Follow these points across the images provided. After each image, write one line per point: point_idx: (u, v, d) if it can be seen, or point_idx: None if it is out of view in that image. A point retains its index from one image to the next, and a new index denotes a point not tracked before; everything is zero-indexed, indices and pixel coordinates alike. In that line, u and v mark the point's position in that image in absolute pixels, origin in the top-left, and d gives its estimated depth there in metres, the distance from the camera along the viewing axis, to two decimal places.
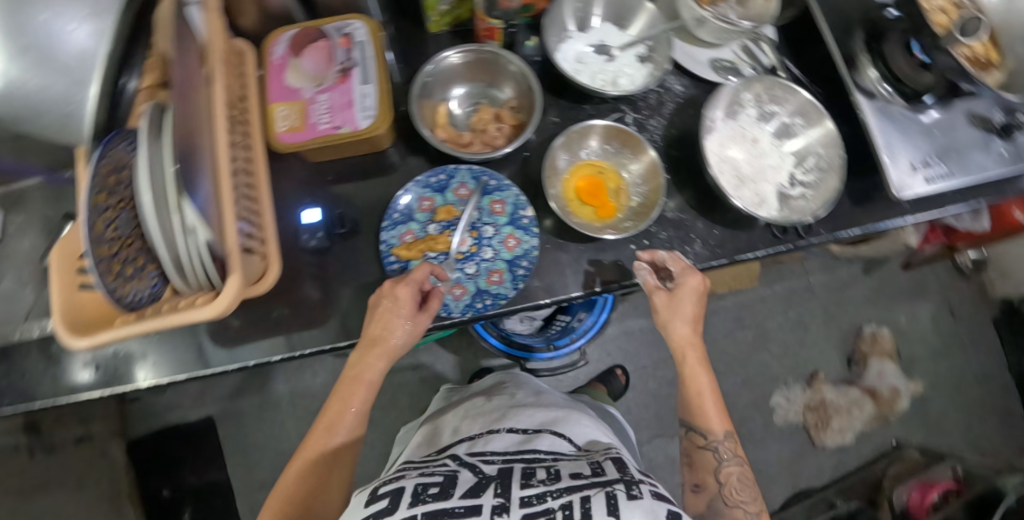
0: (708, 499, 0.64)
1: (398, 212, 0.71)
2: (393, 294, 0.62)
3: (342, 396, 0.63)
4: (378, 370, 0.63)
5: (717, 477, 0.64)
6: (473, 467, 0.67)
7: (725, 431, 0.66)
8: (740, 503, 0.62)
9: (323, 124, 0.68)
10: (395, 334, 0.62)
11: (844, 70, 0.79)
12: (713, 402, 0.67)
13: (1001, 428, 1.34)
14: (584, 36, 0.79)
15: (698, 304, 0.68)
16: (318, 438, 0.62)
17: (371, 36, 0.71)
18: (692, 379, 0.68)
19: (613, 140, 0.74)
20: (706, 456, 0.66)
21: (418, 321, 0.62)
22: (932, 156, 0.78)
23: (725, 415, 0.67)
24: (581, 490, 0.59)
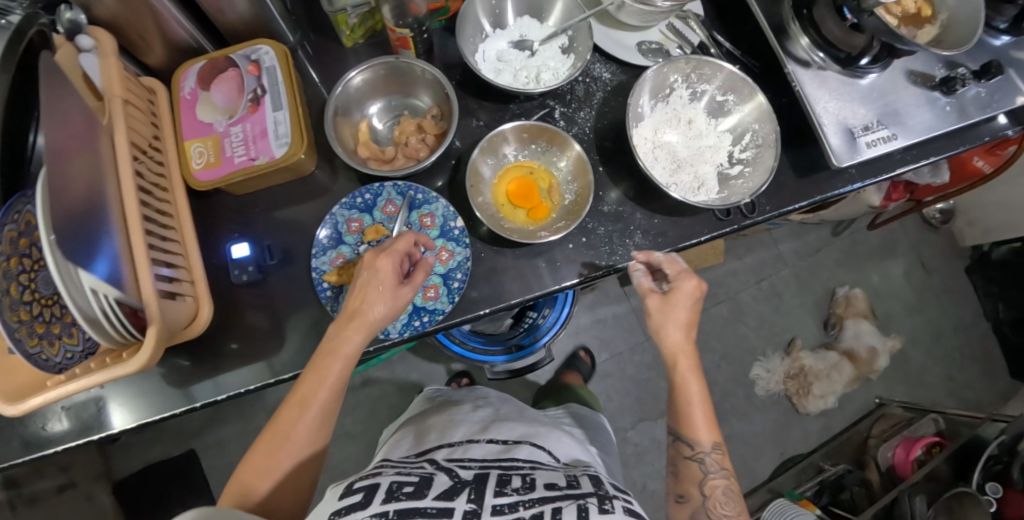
0: (691, 510, 0.63)
1: (327, 237, 0.69)
2: (373, 267, 0.59)
3: (314, 375, 0.58)
4: (356, 345, 0.58)
5: (702, 489, 0.62)
6: (450, 470, 0.59)
7: (713, 442, 0.63)
8: (723, 516, 0.61)
9: (239, 157, 0.67)
10: (374, 308, 0.58)
11: (774, 40, 0.77)
12: (702, 412, 0.64)
13: (982, 374, 1.35)
14: (504, 33, 0.78)
15: (691, 311, 0.65)
16: (289, 417, 0.57)
17: (279, 60, 0.69)
18: (682, 387, 0.64)
19: (539, 138, 0.70)
20: (692, 467, 0.63)
21: (397, 298, 0.59)
22: (874, 120, 0.76)
23: (715, 425, 0.64)
24: (552, 501, 0.53)
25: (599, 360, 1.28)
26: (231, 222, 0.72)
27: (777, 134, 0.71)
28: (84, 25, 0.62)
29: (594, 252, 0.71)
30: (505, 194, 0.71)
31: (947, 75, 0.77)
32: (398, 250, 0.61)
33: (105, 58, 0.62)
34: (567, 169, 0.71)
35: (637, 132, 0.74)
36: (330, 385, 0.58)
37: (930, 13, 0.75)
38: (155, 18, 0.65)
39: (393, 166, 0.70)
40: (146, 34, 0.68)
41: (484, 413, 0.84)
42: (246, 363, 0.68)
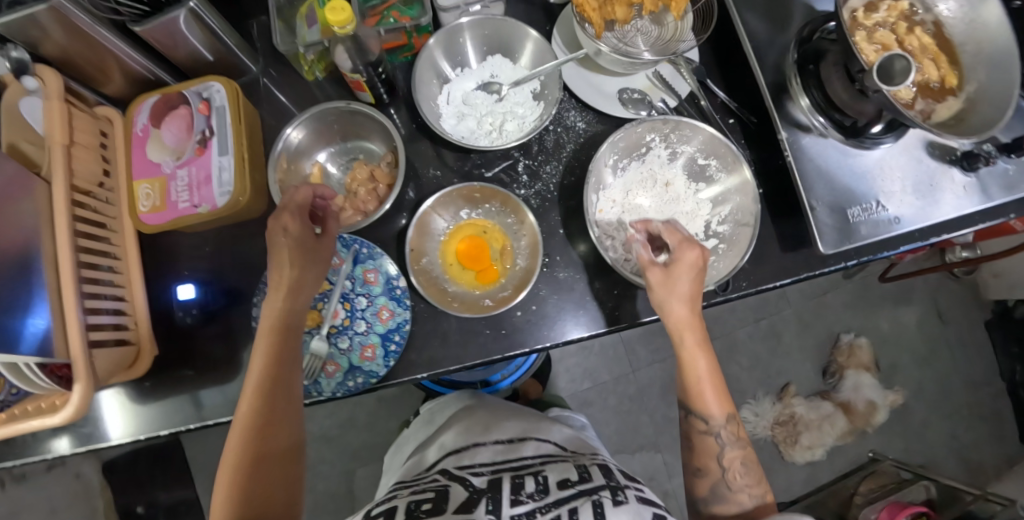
0: (710, 484, 0.58)
1: (270, 284, 0.68)
2: (282, 228, 0.59)
3: (259, 350, 0.57)
4: (296, 311, 0.59)
5: (721, 462, 0.58)
6: (463, 479, 0.60)
7: (727, 414, 0.60)
8: (743, 488, 0.58)
9: (183, 203, 0.65)
10: (303, 268, 0.59)
11: (769, 100, 0.70)
12: (713, 385, 0.61)
13: (994, 438, 1.24)
14: (472, 73, 0.72)
15: (694, 284, 0.60)
16: (253, 388, 0.56)
17: (229, 101, 0.67)
18: (690, 363, 0.61)
19: (492, 199, 0.67)
20: (708, 443, 0.59)
21: (319, 249, 0.61)
22: (872, 198, 0.68)
23: (728, 398, 0.61)
24: (568, 501, 0.54)
25: (580, 388, 1.24)
26: (181, 258, 0.71)
27: (756, 216, 0.64)
28: (32, 63, 0.60)
29: (541, 322, 0.67)
30: (455, 253, 0.69)
31: (969, 150, 0.69)
32: (302, 205, 0.60)
33: (50, 100, 0.60)
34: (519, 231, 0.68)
35: (603, 194, 0.69)
36: (269, 353, 0.57)
37: (956, 83, 0.66)
38: (107, 54, 0.64)
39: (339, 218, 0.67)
40: (101, 68, 0.66)
41: (484, 409, 0.79)
42: (184, 406, 0.68)
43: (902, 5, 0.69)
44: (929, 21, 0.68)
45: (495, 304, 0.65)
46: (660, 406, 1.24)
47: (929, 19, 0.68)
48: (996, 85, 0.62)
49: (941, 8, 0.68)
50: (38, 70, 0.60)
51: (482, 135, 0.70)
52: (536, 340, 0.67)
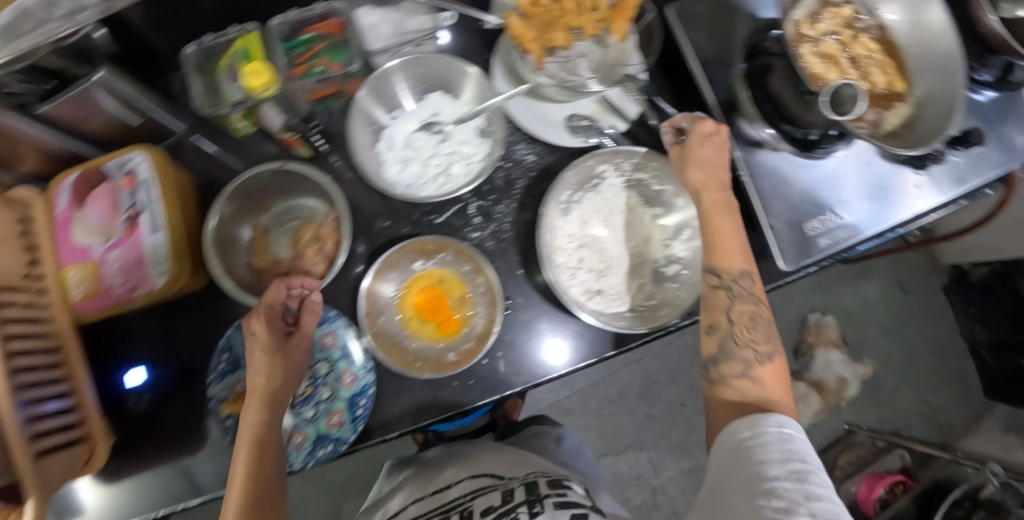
0: (718, 340, 0.56)
1: (222, 360, 0.65)
2: (252, 335, 0.56)
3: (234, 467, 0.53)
4: (275, 415, 0.57)
5: (731, 315, 0.57)
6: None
7: (741, 269, 0.58)
8: (750, 342, 0.56)
9: (118, 288, 0.62)
10: (276, 370, 0.57)
11: (719, 117, 0.70)
12: (737, 239, 0.60)
13: (957, 396, 1.29)
14: (411, 113, 0.69)
15: (715, 151, 0.62)
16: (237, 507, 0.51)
17: (155, 172, 0.63)
18: (713, 221, 0.60)
19: (444, 250, 0.65)
20: (717, 296, 0.58)
21: (292, 353, 0.59)
22: (829, 209, 0.70)
23: (747, 254, 0.60)
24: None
25: (561, 396, 1.25)
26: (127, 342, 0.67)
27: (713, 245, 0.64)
28: None
29: (508, 369, 0.65)
30: (415, 307, 0.66)
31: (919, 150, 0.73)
32: (275, 304, 0.58)
33: None
34: (473, 277, 0.66)
35: (559, 230, 0.67)
36: (245, 470, 0.53)
37: (903, 86, 0.67)
38: (17, 140, 0.59)
39: (288, 282, 0.64)
40: (9, 152, 0.61)
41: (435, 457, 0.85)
42: (151, 494, 0.65)
43: (844, 13, 0.69)
44: (873, 25, 0.69)
45: (461, 360, 0.63)
46: (640, 405, 1.27)
47: (873, 24, 0.69)
48: (941, 88, 0.63)
49: (883, 12, 0.68)
50: None
51: (428, 180, 0.67)
52: (507, 385, 0.65)
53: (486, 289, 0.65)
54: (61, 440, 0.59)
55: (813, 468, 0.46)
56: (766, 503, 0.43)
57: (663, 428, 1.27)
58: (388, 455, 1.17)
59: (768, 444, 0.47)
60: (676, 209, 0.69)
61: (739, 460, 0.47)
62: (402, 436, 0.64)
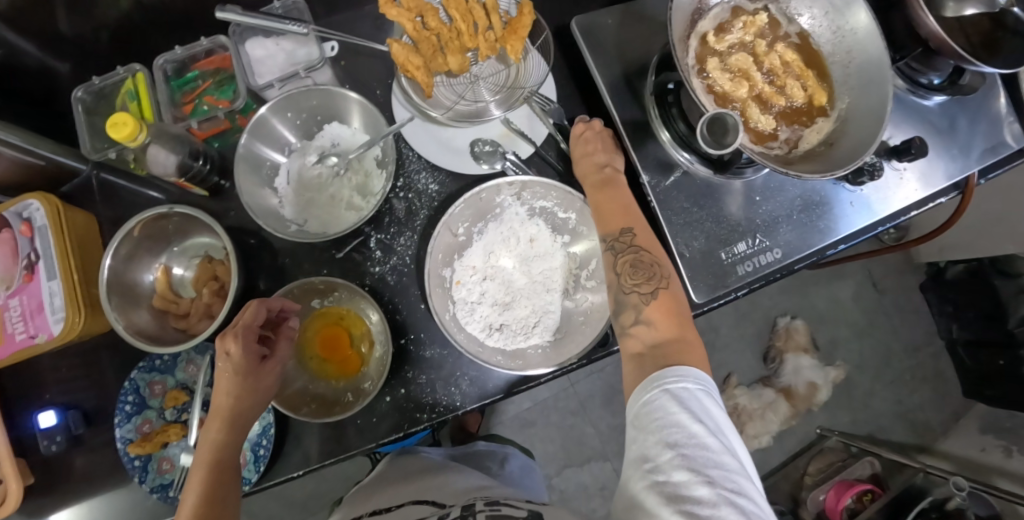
0: (611, 296, 0.56)
1: (128, 402, 0.65)
2: (226, 354, 0.53)
3: (192, 488, 0.53)
4: (233, 440, 0.55)
5: (615, 268, 0.56)
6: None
7: (624, 227, 0.58)
8: (634, 289, 0.55)
9: (19, 335, 0.62)
10: (245, 395, 0.55)
11: (629, 138, 0.66)
12: (611, 207, 0.60)
13: (935, 397, 1.24)
14: (310, 145, 0.67)
15: (604, 148, 0.64)
16: None
17: (49, 218, 0.63)
18: (604, 201, 0.60)
19: (339, 288, 0.63)
20: (607, 258, 0.58)
21: (267, 378, 0.56)
22: (750, 232, 0.66)
23: (633, 215, 0.59)
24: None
25: (522, 407, 1.24)
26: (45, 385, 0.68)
27: None
28: None
29: (412, 405, 0.64)
30: (314, 345, 0.64)
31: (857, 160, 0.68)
32: (253, 325, 0.55)
33: None
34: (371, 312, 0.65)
35: (461, 264, 0.65)
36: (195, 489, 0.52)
37: (826, 99, 0.63)
38: None
39: (187, 324, 0.65)
40: None
41: (373, 480, 0.76)
42: None
43: (760, 20, 0.63)
44: (794, 32, 0.65)
45: (354, 399, 0.62)
46: (603, 415, 1.25)
47: (793, 31, 0.65)
48: (866, 101, 0.60)
49: (802, 18, 0.64)
50: None
51: (326, 215, 0.66)
52: (410, 421, 0.64)
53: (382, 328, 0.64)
54: None
55: (716, 432, 0.43)
56: (658, 474, 0.42)
57: (628, 436, 1.25)
58: (350, 471, 1.18)
59: (669, 404, 0.44)
60: (584, 236, 0.66)
61: (640, 422, 0.45)
62: (308, 474, 0.65)
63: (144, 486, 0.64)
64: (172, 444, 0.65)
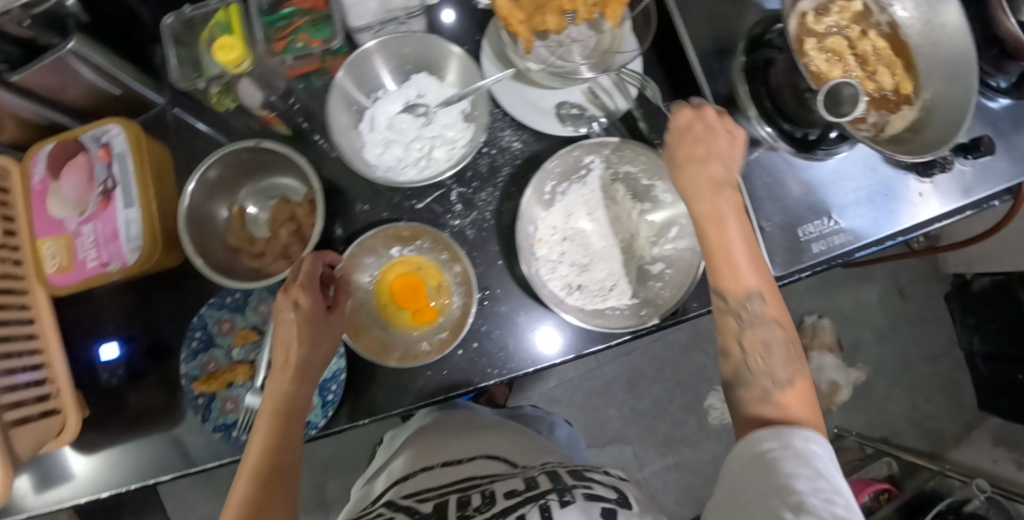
0: (733, 368, 0.51)
1: (196, 338, 0.64)
2: (290, 305, 0.54)
3: (259, 436, 0.52)
4: (299, 391, 0.55)
5: (742, 344, 0.50)
6: (410, 508, 0.61)
7: (755, 289, 0.50)
8: (770, 372, 0.48)
9: (90, 261, 0.61)
10: (310, 343, 0.55)
11: (716, 110, 0.67)
12: (746, 254, 0.51)
13: (951, 406, 1.27)
14: (396, 94, 0.67)
15: (710, 145, 0.53)
16: (250, 480, 0.49)
17: (131, 145, 0.61)
18: (718, 254, 0.51)
19: (421, 237, 0.64)
20: (727, 326, 0.51)
21: (330, 332, 0.57)
22: (825, 215, 0.67)
23: (761, 272, 0.51)
24: (514, 509, 0.56)
25: (548, 386, 1.25)
26: (104, 316, 0.67)
27: None
28: None
29: (484, 360, 0.64)
30: (388, 294, 0.65)
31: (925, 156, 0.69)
32: (315, 276, 0.57)
33: None
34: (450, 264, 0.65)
35: (542, 222, 0.66)
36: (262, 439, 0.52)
37: (911, 90, 0.64)
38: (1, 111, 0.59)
39: (262, 262, 0.63)
40: None
41: (433, 432, 0.81)
42: (125, 466, 0.65)
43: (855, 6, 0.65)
44: (884, 21, 0.66)
45: (434, 350, 0.62)
46: (626, 399, 1.26)
47: (884, 20, 0.66)
48: (952, 93, 0.60)
49: (896, 8, 0.65)
50: None
51: (409, 164, 0.65)
52: (481, 376, 0.64)
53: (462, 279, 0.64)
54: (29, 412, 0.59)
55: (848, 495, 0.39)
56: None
57: (649, 422, 1.26)
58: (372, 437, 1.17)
59: (792, 456, 0.41)
60: (665, 205, 0.67)
61: (756, 470, 0.41)
62: (374, 423, 0.65)
63: (207, 425, 0.63)
64: (237, 384, 0.64)
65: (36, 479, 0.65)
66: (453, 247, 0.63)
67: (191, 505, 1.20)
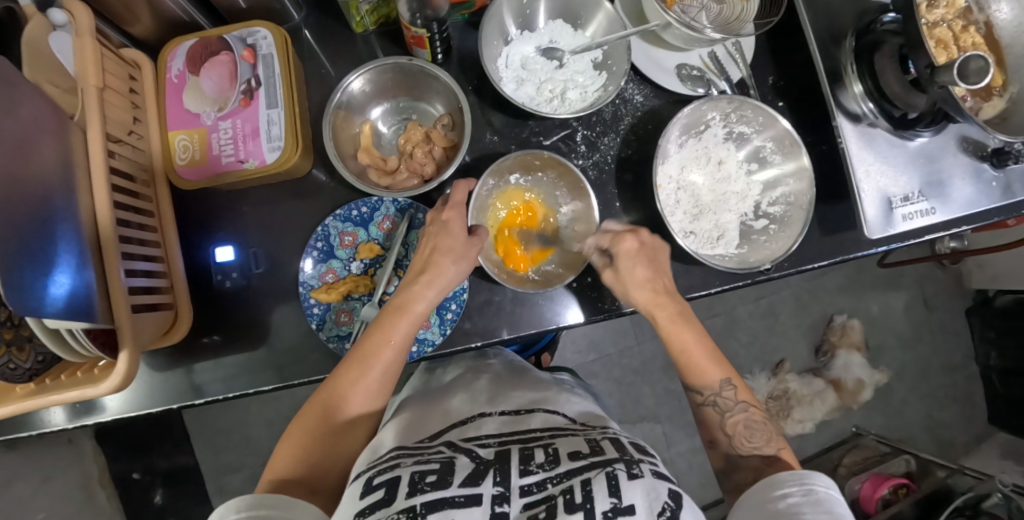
0: (722, 454, 0.57)
1: (318, 247, 0.65)
2: (441, 222, 0.61)
3: (382, 328, 0.57)
4: (428, 301, 0.59)
5: (725, 430, 0.57)
6: (469, 451, 0.50)
7: (722, 379, 0.59)
8: (755, 451, 0.55)
9: (226, 157, 0.62)
10: (451, 260, 0.60)
11: (825, 85, 0.72)
12: (706, 353, 0.60)
13: (962, 415, 1.34)
14: (532, 36, 0.69)
15: (647, 267, 0.62)
16: (359, 355, 0.56)
17: (278, 49, 0.62)
18: (674, 338, 0.61)
19: (550, 168, 0.68)
20: (713, 415, 0.58)
21: (467, 250, 0.60)
22: (917, 192, 0.72)
23: (721, 362, 0.60)
24: (580, 472, 0.45)
25: (587, 359, 1.28)
26: (221, 221, 0.69)
27: (812, 202, 0.66)
28: None
29: (596, 294, 0.68)
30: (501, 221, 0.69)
31: (1000, 147, 0.73)
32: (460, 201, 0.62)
33: (81, 37, 0.54)
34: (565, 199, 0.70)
35: (663, 170, 0.69)
36: (384, 329, 0.57)
37: (1000, 82, 0.70)
38: None
39: (393, 179, 0.65)
40: (131, 6, 0.59)
41: (486, 383, 0.68)
42: (236, 368, 0.67)
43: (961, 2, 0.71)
44: (982, 20, 0.71)
45: (540, 281, 0.66)
46: (661, 378, 1.30)
47: (982, 19, 0.71)
48: None
49: (995, 9, 0.70)
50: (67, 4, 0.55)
51: (543, 102, 0.68)
52: (591, 310, 0.69)
53: (580, 218, 0.68)
54: (148, 301, 0.59)
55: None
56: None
57: (681, 404, 1.30)
58: None
59: (810, 503, 0.45)
60: (773, 166, 0.71)
61: (773, 514, 0.45)
62: (486, 346, 0.67)
63: (323, 334, 0.63)
64: (354, 296, 0.65)
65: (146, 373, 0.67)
66: (583, 190, 0.67)
67: None
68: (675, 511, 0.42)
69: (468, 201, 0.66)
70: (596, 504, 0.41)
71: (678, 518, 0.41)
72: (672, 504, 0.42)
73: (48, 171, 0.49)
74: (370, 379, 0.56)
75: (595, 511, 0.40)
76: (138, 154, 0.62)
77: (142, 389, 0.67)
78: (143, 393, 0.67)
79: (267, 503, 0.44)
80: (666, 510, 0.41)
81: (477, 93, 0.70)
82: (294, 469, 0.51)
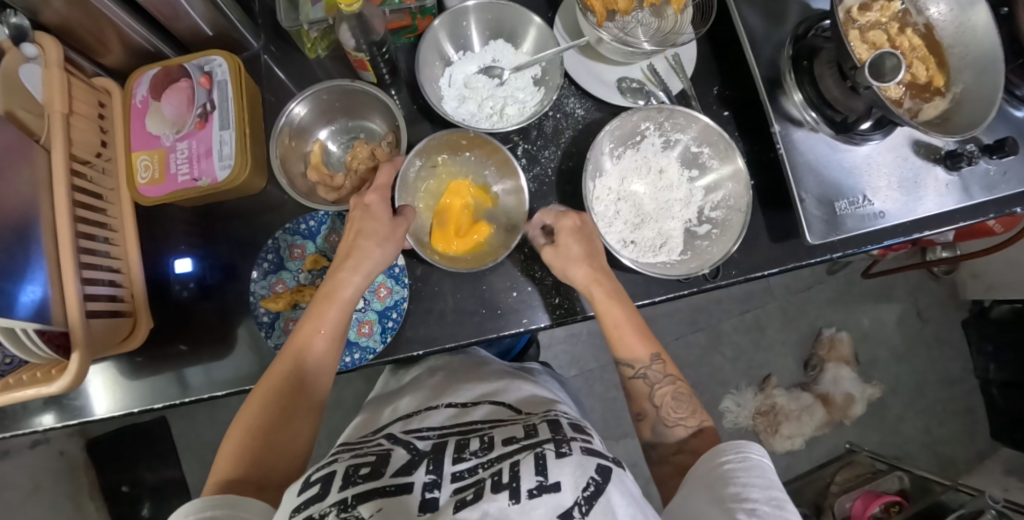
0: (650, 426, 0.59)
1: (268, 260, 0.68)
2: (365, 206, 0.62)
3: (311, 319, 0.58)
4: (355, 286, 0.60)
5: (652, 403, 0.59)
6: (408, 444, 0.49)
7: (652, 354, 0.60)
8: (679, 421, 0.57)
9: (182, 176, 0.66)
10: (374, 246, 0.60)
11: (764, 94, 0.73)
12: (633, 329, 0.60)
13: (963, 432, 1.29)
14: (474, 57, 0.73)
15: (583, 245, 0.62)
16: (285, 359, 0.57)
17: (232, 75, 0.67)
18: (607, 314, 0.60)
19: (477, 149, 0.70)
20: (641, 386, 0.60)
21: (393, 232, 0.61)
22: (861, 194, 0.71)
23: (649, 336, 0.61)
24: (509, 456, 0.42)
25: (568, 374, 1.28)
26: (180, 235, 0.73)
27: (748, 204, 0.66)
28: (31, 31, 0.60)
29: (539, 301, 0.70)
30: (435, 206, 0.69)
31: (953, 150, 0.71)
32: (386, 187, 0.64)
33: (49, 67, 0.59)
34: (492, 179, 0.72)
35: (601, 182, 0.71)
36: (308, 322, 0.58)
37: (944, 83, 0.70)
38: (105, 23, 0.62)
39: (338, 195, 0.69)
40: (101, 38, 0.64)
41: (440, 379, 0.66)
42: (188, 374, 0.71)
43: (896, 6, 0.72)
44: (920, 22, 0.72)
45: (475, 259, 0.68)
46: None
47: (921, 22, 0.72)
48: (981, 86, 0.66)
49: (932, 11, 0.71)
50: (37, 37, 0.60)
51: (483, 118, 0.70)
52: (529, 319, 0.69)
53: (513, 210, 0.70)
54: (108, 309, 0.64)
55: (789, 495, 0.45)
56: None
57: None
58: None
59: (746, 469, 0.46)
60: (712, 172, 0.72)
61: (710, 483, 0.46)
62: (428, 354, 0.69)
63: (270, 341, 0.66)
64: (301, 305, 0.67)
65: (110, 381, 0.71)
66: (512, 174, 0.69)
67: (207, 461, 1.23)
68: (601, 485, 0.38)
69: (394, 182, 0.67)
70: (521, 483, 0.38)
71: (603, 491, 0.37)
72: (597, 479, 0.38)
73: (24, 193, 0.55)
74: (303, 369, 0.57)
75: (519, 490, 0.37)
76: (105, 175, 0.67)
77: (110, 393, 0.70)
78: (111, 400, 0.70)
79: (219, 503, 0.44)
80: (591, 484, 0.38)
81: (421, 110, 0.73)
82: (236, 469, 0.50)
